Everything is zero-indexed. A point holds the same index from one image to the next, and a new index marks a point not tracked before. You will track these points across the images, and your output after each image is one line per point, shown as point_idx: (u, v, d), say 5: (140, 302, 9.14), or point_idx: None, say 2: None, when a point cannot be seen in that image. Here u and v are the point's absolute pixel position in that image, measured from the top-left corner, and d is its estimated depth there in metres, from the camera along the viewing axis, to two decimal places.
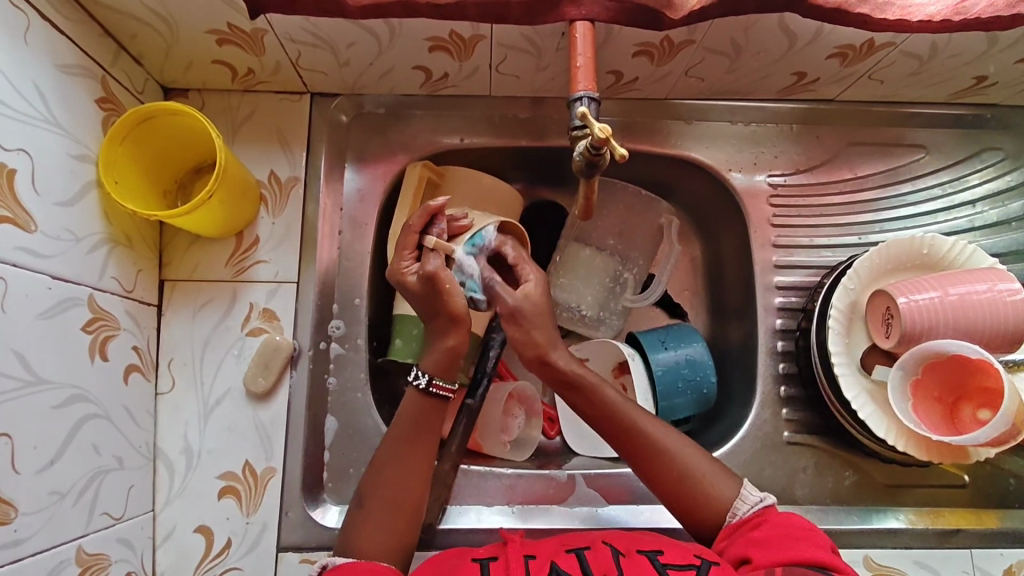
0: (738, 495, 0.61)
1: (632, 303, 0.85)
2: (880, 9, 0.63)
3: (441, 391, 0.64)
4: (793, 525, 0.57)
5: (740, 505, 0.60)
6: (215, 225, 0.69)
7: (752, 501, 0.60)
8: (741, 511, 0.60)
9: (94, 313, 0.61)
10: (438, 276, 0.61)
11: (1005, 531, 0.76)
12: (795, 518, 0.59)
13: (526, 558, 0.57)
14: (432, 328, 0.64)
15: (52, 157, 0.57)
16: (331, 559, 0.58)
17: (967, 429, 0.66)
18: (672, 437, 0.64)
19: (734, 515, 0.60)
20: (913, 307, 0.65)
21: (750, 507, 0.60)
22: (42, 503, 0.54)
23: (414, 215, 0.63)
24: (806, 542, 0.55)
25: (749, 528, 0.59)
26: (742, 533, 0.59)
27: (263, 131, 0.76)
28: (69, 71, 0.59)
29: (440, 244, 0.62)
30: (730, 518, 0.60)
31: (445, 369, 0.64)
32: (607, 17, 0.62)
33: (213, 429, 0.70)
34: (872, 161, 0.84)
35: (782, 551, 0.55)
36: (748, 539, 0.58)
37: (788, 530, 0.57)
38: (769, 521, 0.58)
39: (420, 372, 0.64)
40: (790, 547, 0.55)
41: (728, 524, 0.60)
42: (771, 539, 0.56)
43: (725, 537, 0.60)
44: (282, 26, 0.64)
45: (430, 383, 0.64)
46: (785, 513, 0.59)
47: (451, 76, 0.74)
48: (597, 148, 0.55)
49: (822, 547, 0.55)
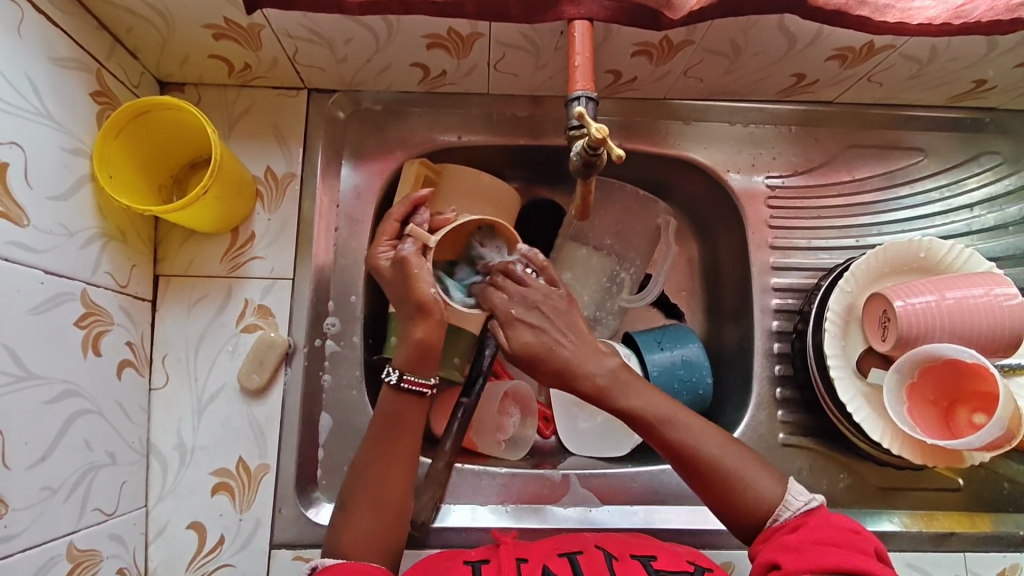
0: (783, 498, 0.60)
1: (629, 303, 0.85)
2: (879, 12, 0.62)
3: (414, 385, 0.64)
4: (836, 530, 0.56)
5: (782, 511, 0.59)
6: (212, 220, 0.69)
7: (795, 505, 0.59)
8: (784, 516, 0.59)
9: (87, 308, 0.60)
10: (409, 261, 0.63)
11: (998, 535, 0.76)
12: (840, 520, 0.58)
13: (518, 561, 0.57)
14: (404, 317, 0.65)
15: (46, 151, 0.56)
16: (320, 560, 0.58)
17: (963, 433, 0.65)
18: (710, 439, 0.62)
19: (777, 518, 0.59)
20: (909, 311, 0.65)
21: (793, 513, 0.59)
22: (32, 498, 0.53)
23: (397, 205, 0.68)
24: (846, 551, 0.54)
25: (787, 531, 0.58)
26: (780, 536, 0.58)
27: (260, 128, 0.76)
28: (64, 64, 0.59)
29: (416, 231, 0.65)
30: (772, 521, 0.59)
31: (415, 364, 0.64)
32: (606, 16, 0.62)
33: (206, 425, 0.70)
34: (871, 163, 0.83)
35: (814, 558, 0.54)
36: (784, 543, 0.57)
37: (826, 535, 0.56)
38: (808, 526, 0.57)
39: (392, 367, 0.64)
40: (825, 554, 0.54)
41: (770, 528, 0.59)
42: (808, 543, 0.56)
43: (766, 539, 0.59)
44: (279, 21, 0.64)
45: (401, 378, 0.63)
46: (831, 516, 0.58)
47: (449, 74, 0.74)
48: (594, 148, 0.54)
49: (863, 553, 0.54)
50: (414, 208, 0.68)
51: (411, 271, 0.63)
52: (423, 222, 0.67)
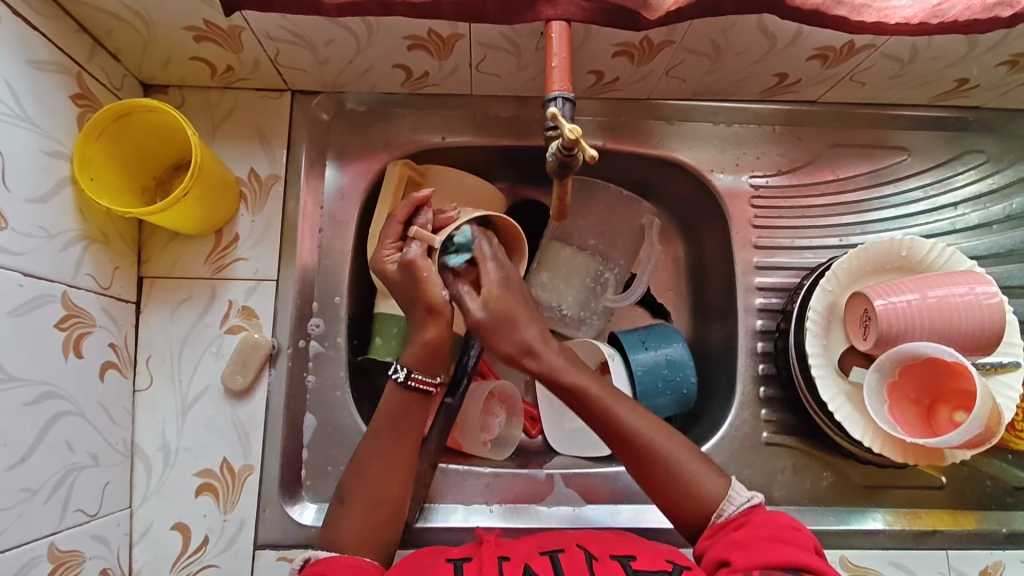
0: (726, 495, 0.61)
1: (614, 302, 0.85)
2: (857, 12, 0.63)
3: (421, 385, 0.64)
4: (778, 526, 0.57)
5: (726, 506, 0.60)
6: (194, 222, 0.69)
7: (739, 501, 0.60)
8: (728, 511, 0.60)
9: (68, 311, 0.61)
10: (416, 265, 0.61)
11: (982, 533, 0.76)
12: (781, 516, 0.58)
13: (500, 560, 0.57)
14: (414, 319, 0.64)
15: (24, 153, 0.56)
16: (313, 554, 0.59)
17: (943, 431, 0.66)
18: (656, 430, 0.63)
19: (721, 515, 0.60)
20: (890, 310, 0.65)
21: (736, 508, 0.60)
22: (12, 500, 0.53)
23: (399, 206, 0.64)
24: (789, 544, 0.55)
25: (732, 529, 0.58)
26: (726, 533, 0.58)
27: (243, 129, 0.76)
28: (42, 67, 0.59)
29: (421, 233, 0.62)
30: (715, 518, 0.60)
31: (424, 362, 0.63)
32: (582, 17, 0.62)
33: (190, 426, 0.70)
34: (855, 162, 0.84)
35: (758, 554, 0.55)
36: (731, 540, 0.57)
37: (770, 530, 0.57)
38: (753, 522, 0.58)
39: (400, 365, 0.64)
40: (768, 547, 0.55)
41: (713, 524, 0.60)
42: (752, 541, 0.56)
43: (711, 536, 0.60)
44: (260, 23, 0.64)
45: (408, 376, 0.63)
46: (772, 512, 0.59)
47: (432, 75, 0.74)
48: (569, 149, 0.54)
49: (804, 548, 0.55)
50: (417, 208, 0.64)
51: (420, 275, 0.61)
52: (427, 224, 0.64)
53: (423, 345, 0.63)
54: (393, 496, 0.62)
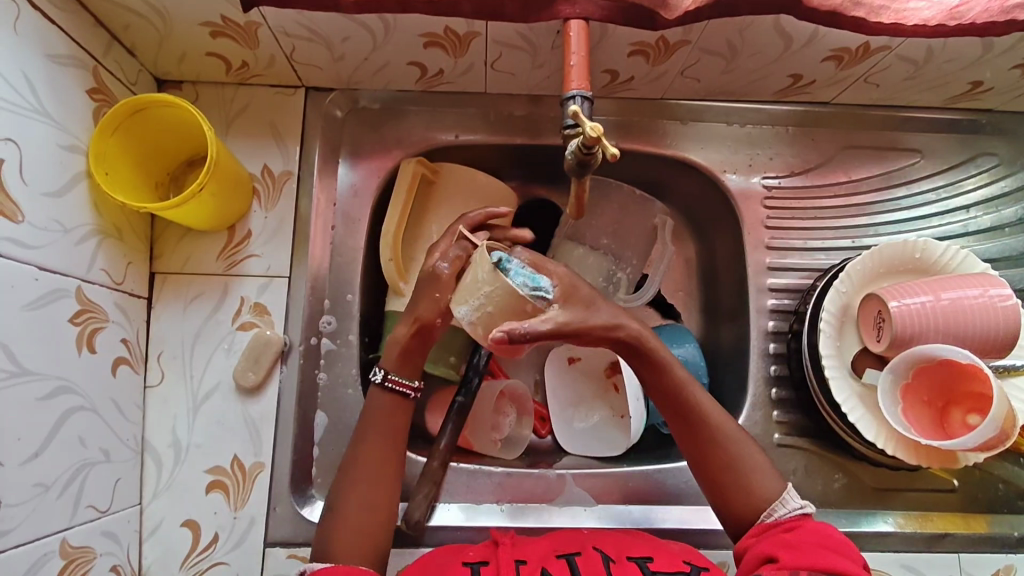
0: (780, 497, 0.60)
1: (626, 302, 0.85)
2: (875, 13, 0.63)
3: (399, 386, 0.65)
4: (831, 538, 0.57)
5: (778, 507, 0.60)
6: (210, 217, 0.69)
7: (791, 506, 0.60)
8: (778, 513, 0.59)
9: (81, 305, 0.60)
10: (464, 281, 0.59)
11: (993, 536, 0.76)
12: (833, 530, 0.58)
13: (517, 564, 0.57)
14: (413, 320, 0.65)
15: (41, 147, 0.56)
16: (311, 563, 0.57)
17: (957, 433, 0.65)
18: (726, 422, 0.64)
19: (770, 514, 0.60)
20: (905, 311, 0.65)
21: (788, 512, 0.59)
22: (26, 495, 0.53)
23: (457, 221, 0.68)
24: (841, 557, 0.55)
25: (782, 530, 0.58)
26: (774, 533, 0.58)
27: (257, 126, 0.76)
28: (60, 61, 0.59)
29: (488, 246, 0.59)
30: (764, 518, 0.60)
31: (403, 365, 0.65)
32: (601, 16, 0.62)
33: (201, 423, 0.70)
34: (867, 164, 0.84)
35: (815, 558, 0.54)
36: (780, 540, 0.57)
37: (824, 540, 0.56)
38: (805, 527, 0.57)
39: (378, 367, 0.66)
40: (820, 557, 0.55)
41: (760, 523, 0.60)
42: (804, 545, 0.56)
43: (756, 534, 0.59)
44: (276, 19, 0.64)
45: (386, 377, 0.65)
46: (823, 523, 0.58)
47: (447, 73, 0.74)
48: (589, 148, 0.54)
49: (854, 563, 0.55)
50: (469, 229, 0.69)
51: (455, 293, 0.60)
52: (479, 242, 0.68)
53: (400, 348, 0.65)
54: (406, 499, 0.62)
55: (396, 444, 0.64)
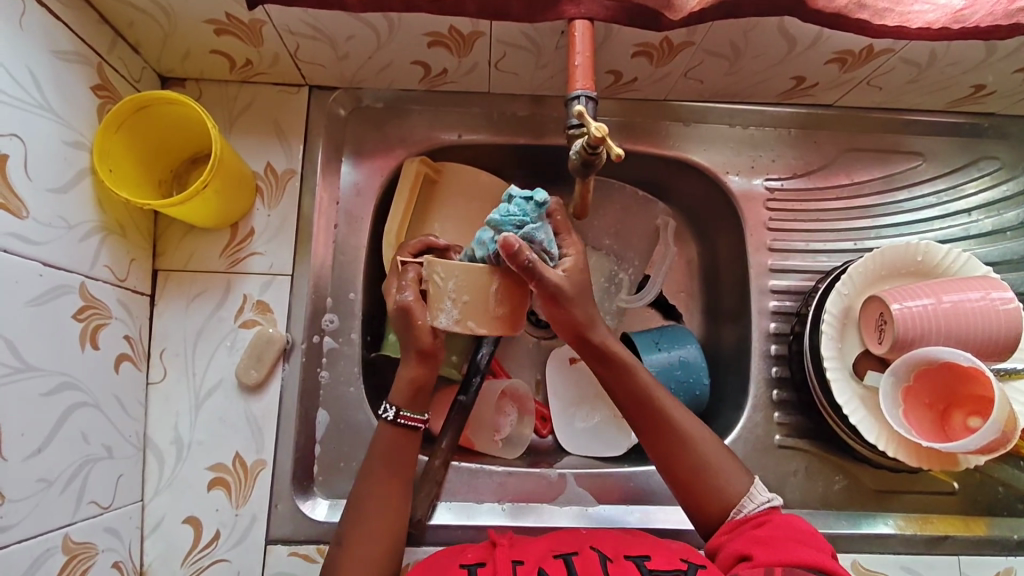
0: (748, 492, 0.61)
1: (627, 302, 0.86)
2: (879, 16, 0.63)
3: (410, 421, 0.64)
4: (798, 528, 0.57)
5: (746, 503, 0.60)
6: (212, 215, 0.69)
7: (759, 500, 0.60)
8: (747, 509, 0.60)
9: (85, 302, 0.60)
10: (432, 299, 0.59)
11: (993, 539, 0.76)
12: (799, 520, 0.59)
13: (514, 564, 0.57)
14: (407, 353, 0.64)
15: (46, 144, 0.56)
16: None
17: (958, 436, 0.66)
18: (690, 422, 0.64)
19: (739, 511, 0.60)
20: (906, 314, 0.65)
21: (756, 506, 0.60)
22: (29, 490, 0.53)
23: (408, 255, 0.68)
24: (809, 546, 0.55)
25: (752, 527, 0.58)
26: (744, 530, 0.58)
27: (261, 124, 0.76)
28: (65, 58, 0.59)
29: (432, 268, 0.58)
30: (733, 514, 0.60)
31: (412, 400, 0.64)
32: (606, 16, 0.62)
33: (203, 420, 0.70)
34: (869, 167, 0.84)
35: (782, 551, 0.55)
36: (751, 537, 0.57)
37: (791, 532, 0.57)
38: (773, 522, 0.58)
39: (389, 404, 0.65)
40: (790, 548, 0.55)
41: (731, 521, 0.60)
42: (775, 539, 0.56)
43: (727, 532, 0.60)
44: (281, 17, 0.64)
45: (397, 415, 0.64)
46: (791, 515, 0.59)
47: (450, 72, 0.74)
48: (594, 147, 0.54)
49: (823, 552, 0.56)
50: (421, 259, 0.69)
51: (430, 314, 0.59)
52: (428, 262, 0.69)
53: (410, 381, 0.64)
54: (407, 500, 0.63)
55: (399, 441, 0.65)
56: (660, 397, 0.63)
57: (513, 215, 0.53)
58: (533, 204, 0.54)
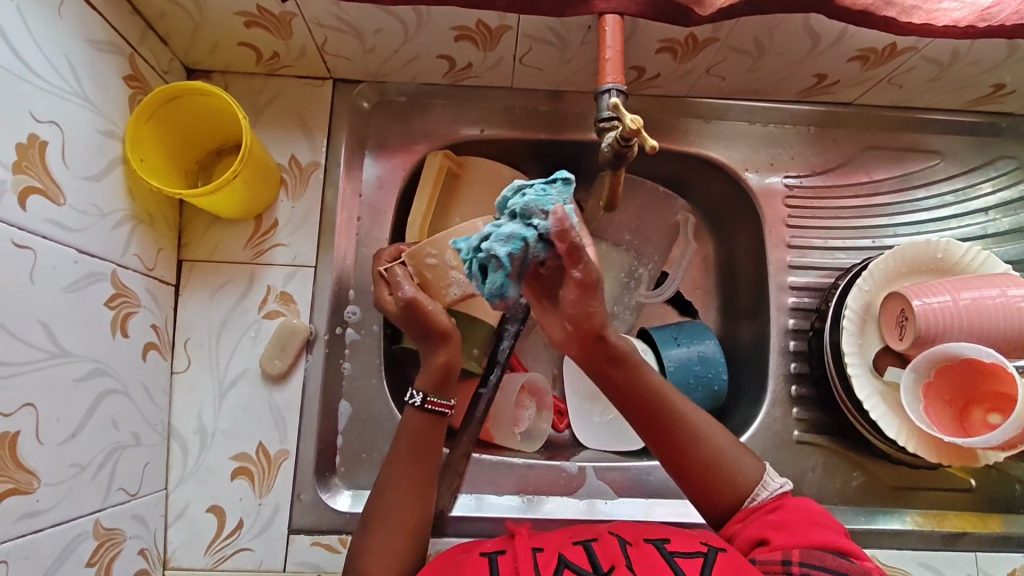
0: (761, 479, 0.61)
1: (646, 298, 0.88)
2: (906, 13, 0.63)
3: (437, 407, 0.65)
4: (811, 511, 0.58)
5: (760, 491, 0.61)
6: (239, 206, 0.70)
7: (773, 486, 0.61)
8: (762, 496, 0.60)
9: (116, 290, 0.61)
10: (417, 300, 0.65)
11: (1009, 536, 0.76)
12: (807, 502, 0.60)
13: (534, 551, 0.56)
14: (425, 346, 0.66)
15: (82, 132, 0.57)
16: None
17: (977, 432, 0.66)
18: (697, 416, 0.63)
19: (753, 499, 0.60)
20: (928, 310, 0.66)
21: (770, 493, 0.60)
22: (62, 475, 0.54)
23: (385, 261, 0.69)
24: (822, 528, 0.56)
25: (767, 512, 0.59)
26: (759, 516, 0.59)
27: (285, 116, 0.76)
28: (100, 47, 0.59)
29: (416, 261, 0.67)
30: (748, 503, 0.60)
31: (438, 386, 0.65)
32: (635, 11, 0.63)
33: (227, 410, 0.71)
34: (887, 165, 0.84)
35: (801, 535, 0.56)
36: (766, 522, 0.58)
37: (806, 515, 0.58)
38: (786, 506, 0.59)
39: (415, 390, 0.65)
40: (806, 531, 0.56)
41: (746, 508, 0.60)
42: (788, 522, 0.57)
43: (741, 519, 0.60)
44: (311, 9, 0.64)
45: (425, 401, 0.64)
46: (802, 499, 0.60)
47: (475, 67, 0.75)
48: (627, 140, 0.55)
49: (837, 531, 0.57)
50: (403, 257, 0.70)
51: (418, 309, 0.65)
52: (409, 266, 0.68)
53: (437, 369, 0.65)
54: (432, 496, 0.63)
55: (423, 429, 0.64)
56: (670, 395, 0.62)
57: (548, 196, 0.50)
58: (557, 184, 0.51)
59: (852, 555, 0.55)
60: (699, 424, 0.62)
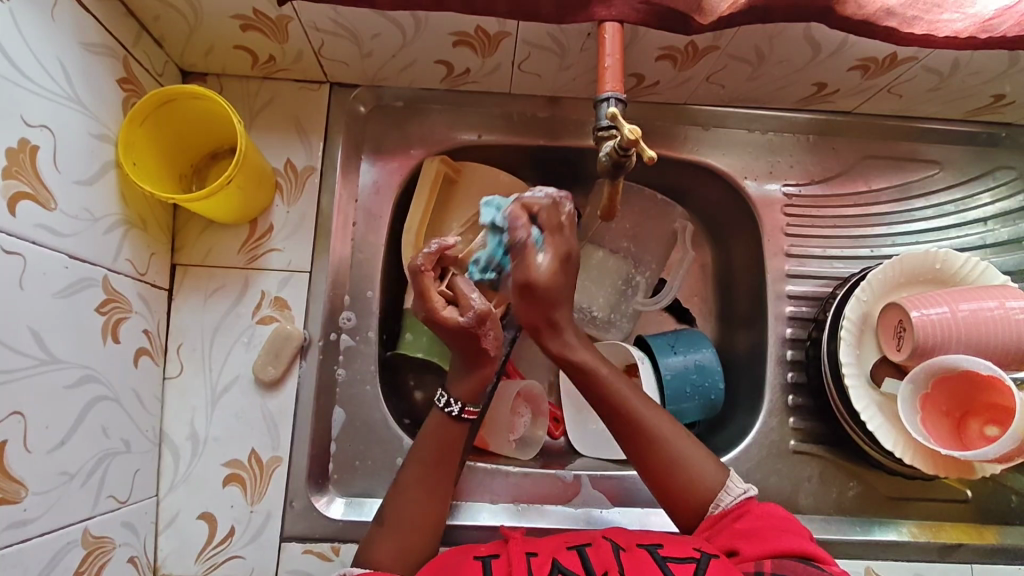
0: (724, 484, 0.61)
1: (643, 306, 0.86)
2: (907, 23, 0.63)
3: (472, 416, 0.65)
4: (776, 516, 0.58)
5: (724, 496, 0.60)
6: (233, 210, 0.69)
7: (735, 492, 0.61)
8: (725, 502, 0.60)
9: (107, 295, 0.60)
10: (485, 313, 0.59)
11: (1004, 548, 0.76)
12: (774, 507, 0.60)
13: (528, 556, 0.56)
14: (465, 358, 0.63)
15: (74, 136, 0.56)
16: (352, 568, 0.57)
17: (974, 444, 0.66)
18: (658, 418, 0.63)
19: (717, 505, 0.60)
20: (925, 322, 0.65)
21: (734, 499, 0.60)
22: (51, 483, 0.53)
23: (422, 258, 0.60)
24: (791, 533, 0.56)
25: (733, 519, 0.59)
26: (726, 524, 0.59)
27: (281, 120, 0.76)
28: (93, 50, 0.59)
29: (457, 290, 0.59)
30: (712, 509, 0.60)
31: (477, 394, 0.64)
32: (636, 19, 0.62)
33: (220, 416, 0.70)
34: (886, 174, 0.84)
35: (769, 542, 0.55)
36: (734, 531, 0.58)
37: (771, 522, 0.57)
38: (752, 513, 0.59)
39: (450, 397, 0.64)
40: (773, 537, 0.56)
41: (710, 515, 0.60)
42: (759, 530, 0.57)
43: (709, 527, 0.60)
44: (309, 13, 0.64)
45: (462, 409, 0.64)
46: (766, 504, 0.60)
47: (473, 72, 0.74)
48: (625, 149, 0.54)
49: (801, 535, 0.57)
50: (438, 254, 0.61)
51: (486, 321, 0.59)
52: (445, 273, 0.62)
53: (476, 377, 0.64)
54: (427, 506, 0.62)
55: (437, 434, 0.64)
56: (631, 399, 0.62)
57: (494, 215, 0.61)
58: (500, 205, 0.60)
59: (819, 560, 0.55)
60: (659, 426, 0.62)
